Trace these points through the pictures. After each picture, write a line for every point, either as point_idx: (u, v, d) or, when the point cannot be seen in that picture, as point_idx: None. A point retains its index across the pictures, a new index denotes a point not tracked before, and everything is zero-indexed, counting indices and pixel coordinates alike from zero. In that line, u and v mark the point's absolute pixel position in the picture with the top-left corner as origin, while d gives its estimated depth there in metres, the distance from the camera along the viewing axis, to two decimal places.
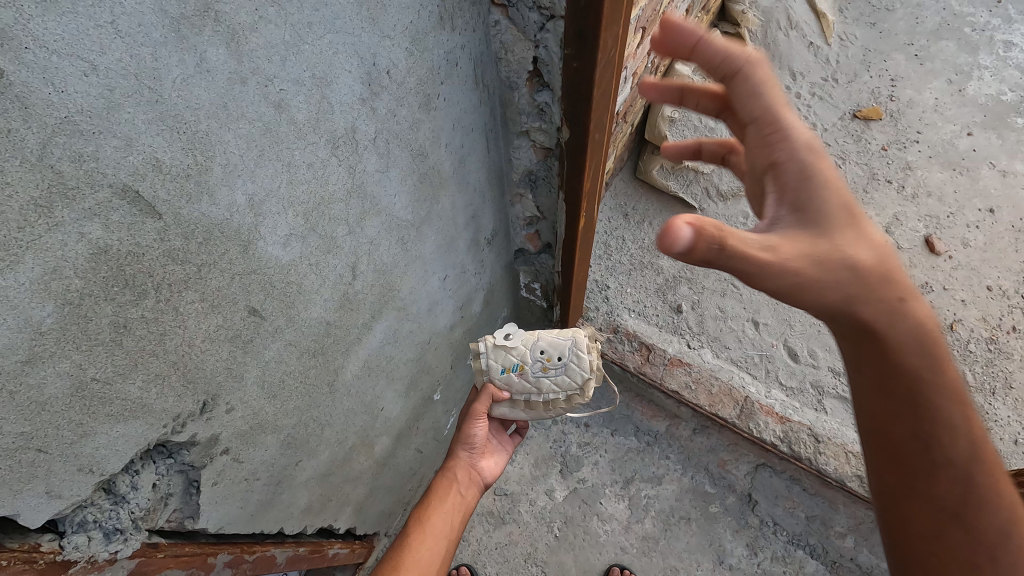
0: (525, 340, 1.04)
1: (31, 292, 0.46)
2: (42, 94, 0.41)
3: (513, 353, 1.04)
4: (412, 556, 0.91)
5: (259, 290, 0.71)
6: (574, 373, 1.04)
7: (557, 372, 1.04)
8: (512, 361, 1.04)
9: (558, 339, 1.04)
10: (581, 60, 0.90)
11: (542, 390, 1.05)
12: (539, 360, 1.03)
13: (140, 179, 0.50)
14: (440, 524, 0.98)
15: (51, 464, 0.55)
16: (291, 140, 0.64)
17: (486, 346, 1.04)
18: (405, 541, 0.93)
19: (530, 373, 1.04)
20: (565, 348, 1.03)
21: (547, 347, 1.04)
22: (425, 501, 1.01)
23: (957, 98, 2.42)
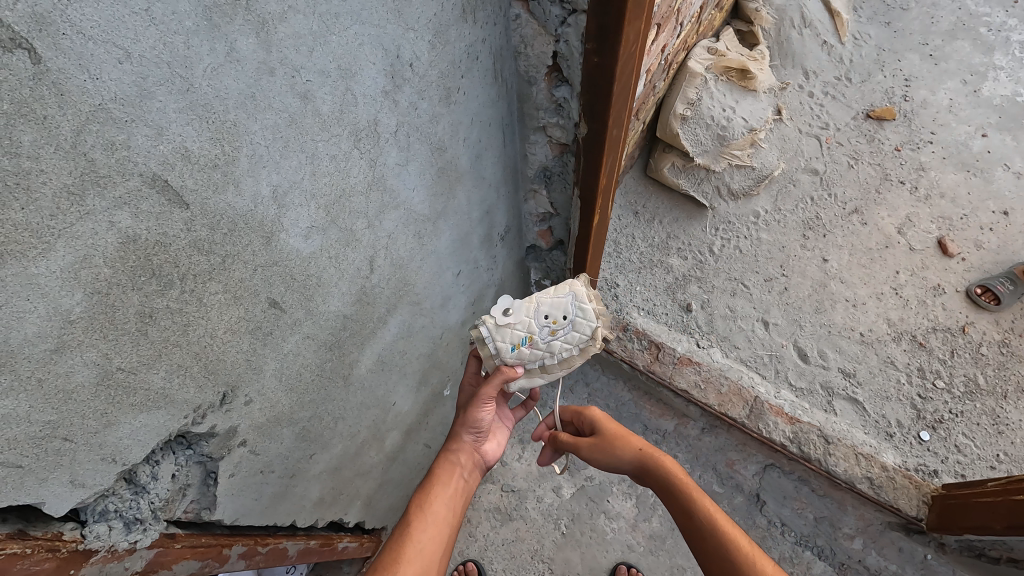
0: (526, 309, 1.04)
1: (63, 280, 0.46)
2: (78, 81, 0.41)
3: (519, 326, 1.03)
4: (415, 544, 0.88)
5: (280, 282, 0.71)
6: (585, 326, 1.04)
7: (570, 330, 1.04)
8: (519, 335, 1.03)
9: (557, 298, 1.05)
10: (602, 55, 0.89)
11: (557, 353, 1.05)
12: (546, 324, 1.03)
13: (170, 168, 0.50)
14: (442, 508, 0.95)
15: (76, 453, 0.55)
16: (315, 131, 0.64)
17: (487, 329, 1.03)
18: (407, 527, 0.90)
19: (540, 339, 1.03)
20: (566, 305, 1.04)
21: (552, 308, 1.04)
22: (428, 485, 0.98)
23: (972, 99, 2.40)
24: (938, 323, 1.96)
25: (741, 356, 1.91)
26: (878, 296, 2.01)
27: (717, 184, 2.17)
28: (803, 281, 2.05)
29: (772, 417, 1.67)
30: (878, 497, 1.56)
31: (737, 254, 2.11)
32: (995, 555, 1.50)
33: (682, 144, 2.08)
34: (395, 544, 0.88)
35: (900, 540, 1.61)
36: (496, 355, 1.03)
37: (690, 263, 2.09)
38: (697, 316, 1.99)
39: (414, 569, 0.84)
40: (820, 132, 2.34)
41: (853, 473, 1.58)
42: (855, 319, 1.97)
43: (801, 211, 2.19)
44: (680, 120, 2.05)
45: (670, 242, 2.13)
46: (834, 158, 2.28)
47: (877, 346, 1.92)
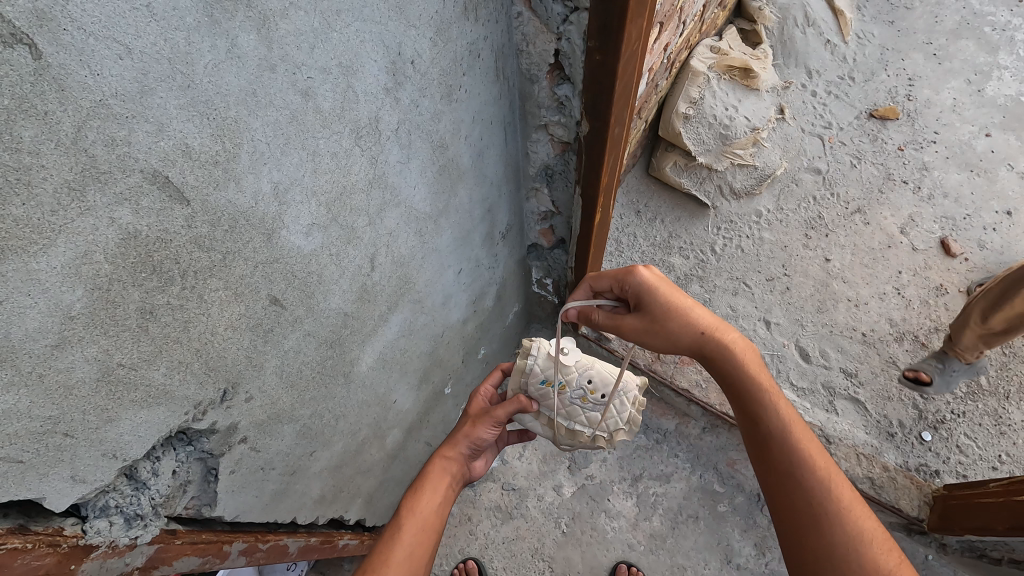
0: (581, 367, 1.06)
1: (64, 275, 0.46)
2: (79, 77, 0.41)
3: (564, 371, 1.06)
4: (403, 549, 0.85)
5: (281, 279, 0.71)
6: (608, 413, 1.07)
7: (593, 406, 1.06)
8: (555, 378, 1.06)
9: (610, 376, 1.06)
10: (604, 53, 0.88)
11: (570, 415, 1.09)
12: (584, 388, 1.06)
13: (171, 165, 0.50)
14: (432, 511, 0.92)
15: (76, 448, 0.55)
16: (316, 128, 0.64)
17: (540, 352, 1.07)
18: (398, 528, 0.88)
19: (568, 396, 1.07)
20: (612, 389, 1.06)
21: (597, 380, 1.06)
22: (419, 487, 0.95)
23: (976, 98, 2.39)
24: (940, 323, 1.95)
25: None
26: (880, 296, 2.01)
27: (719, 183, 2.16)
28: (805, 281, 2.05)
29: None
30: (878, 497, 1.56)
31: (739, 253, 2.10)
32: (996, 556, 1.49)
33: (684, 142, 2.06)
34: (381, 547, 0.85)
35: (901, 540, 1.61)
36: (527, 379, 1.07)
37: (691, 262, 2.09)
38: None
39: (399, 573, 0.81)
40: (822, 132, 2.33)
41: (854, 473, 1.58)
42: (858, 318, 1.97)
43: (803, 210, 2.18)
44: (683, 119, 2.03)
45: (672, 241, 2.13)
46: (837, 158, 2.28)
47: (879, 346, 1.92)
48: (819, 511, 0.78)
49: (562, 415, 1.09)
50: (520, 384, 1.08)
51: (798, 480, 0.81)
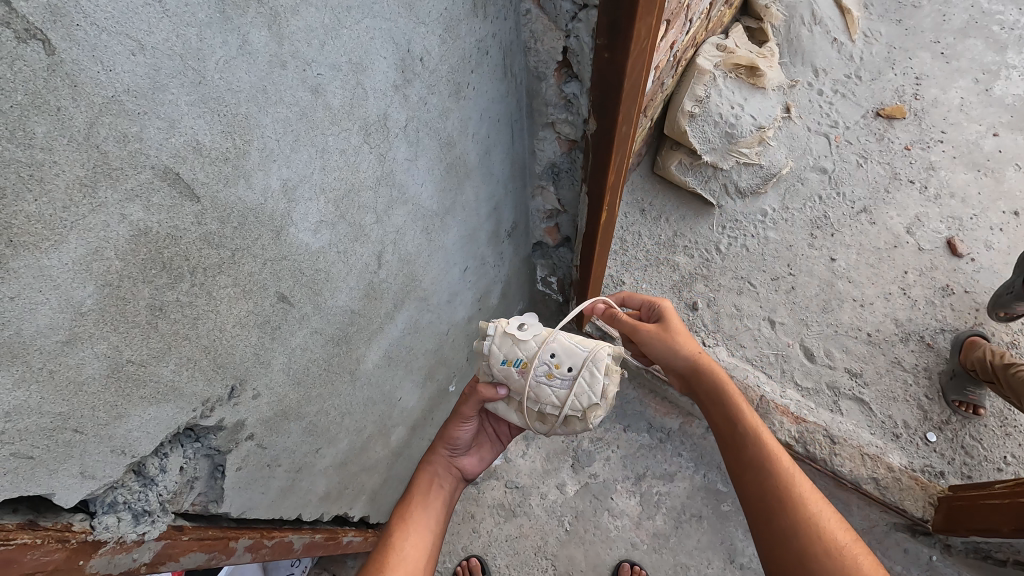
0: (539, 341, 0.96)
1: (75, 272, 0.46)
2: (91, 72, 0.40)
3: (522, 347, 0.97)
4: (397, 553, 0.90)
5: (289, 276, 0.71)
6: (577, 388, 0.94)
7: (561, 382, 0.94)
8: (516, 354, 0.97)
9: (576, 346, 0.96)
10: (613, 51, 0.87)
11: (541, 398, 0.96)
12: (545, 363, 0.95)
13: (182, 161, 0.50)
14: (423, 518, 0.97)
15: (85, 445, 0.55)
16: (326, 125, 0.64)
17: (495, 330, 0.99)
18: (391, 537, 0.93)
19: (533, 374, 0.95)
20: (578, 359, 0.94)
21: (558, 353, 0.95)
22: (407, 499, 1.00)
23: (984, 98, 2.38)
24: (946, 323, 1.94)
25: (747, 355, 1.90)
26: (885, 296, 2.00)
27: (725, 182, 2.16)
28: (810, 281, 2.04)
29: (777, 417, 1.67)
30: (883, 498, 1.55)
31: (744, 252, 2.10)
32: (1001, 557, 1.49)
33: (689, 141, 2.05)
34: (379, 554, 0.90)
35: (905, 541, 1.61)
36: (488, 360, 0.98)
37: (696, 261, 2.08)
38: (703, 315, 1.98)
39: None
40: (829, 131, 2.32)
41: (858, 474, 1.58)
42: (863, 319, 1.96)
43: (809, 210, 2.17)
44: (688, 117, 2.02)
45: (677, 240, 2.13)
46: (843, 157, 2.27)
47: (884, 346, 1.91)
48: (784, 494, 0.81)
49: (532, 398, 0.97)
50: (486, 374, 1.01)
51: (766, 468, 0.84)
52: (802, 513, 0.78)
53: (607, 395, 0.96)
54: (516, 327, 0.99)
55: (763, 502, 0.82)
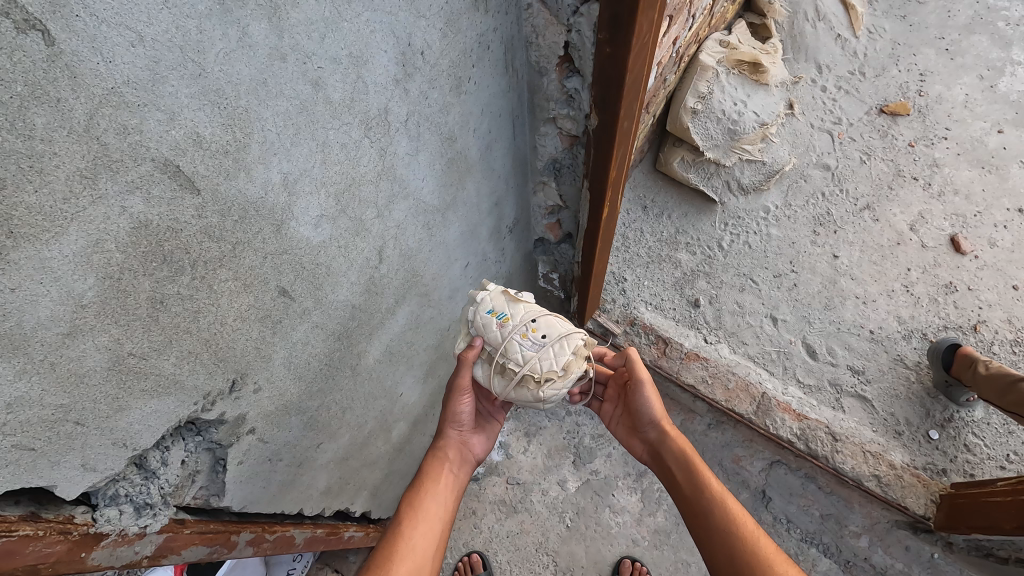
0: (528, 305, 0.98)
1: (75, 264, 0.46)
2: (91, 63, 0.40)
3: (511, 306, 0.98)
4: (406, 541, 0.89)
5: (290, 271, 0.71)
6: (544, 355, 0.94)
7: (534, 344, 0.94)
8: (504, 310, 0.97)
9: (559, 323, 0.97)
10: (614, 45, 0.87)
11: (508, 354, 0.94)
12: (526, 322, 0.95)
13: (182, 153, 0.50)
14: (433, 506, 0.97)
15: (87, 437, 0.56)
16: (326, 119, 0.64)
17: (494, 287, 1.01)
18: (400, 526, 0.92)
19: (511, 328, 0.95)
20: (556, 332, 0.95)
21: (539, 319, 0.96)
22: (416, 486, 1.00)
23: (988, 94, 2.36)
24: (949, 321, 1.94)
25: (748, 352, 1.90)
26: (888, 294, 1.99)
27: (727, 179, 2.15)
28: (813, 278, 2.03)
29: (779, 414, 1.66)
30: (885, 496, 1.55)
31: (746, 249, 2.10)
32: (1003, 555, 1.48)
33: (691, 137, 2.05)
34: (386, 543, 0.89)
35: (907, 538, 1.60)
36: (474, 308, 0.99)
37: (698, 258, 2.08)
38: (705, 312, 1.98)
39: (408, 565, 0.85)
40: (832, 127, 2.31)
41: (860, 471, 1.57)
42: (865, 316, 1.96)
43: (812, 206, 2.17)
44: (691, 113, 2.02)
45: (679, 237, 2.12)
46: (847, 154, 2.26)
47: (887, 343, 1.91)
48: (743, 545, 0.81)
49: (500, 350, 0.95)
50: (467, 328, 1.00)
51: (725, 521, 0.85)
52: (765, 561, 0.78)
53: (567, 373, 0.95)
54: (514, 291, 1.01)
55: (729, 556, 0.81)
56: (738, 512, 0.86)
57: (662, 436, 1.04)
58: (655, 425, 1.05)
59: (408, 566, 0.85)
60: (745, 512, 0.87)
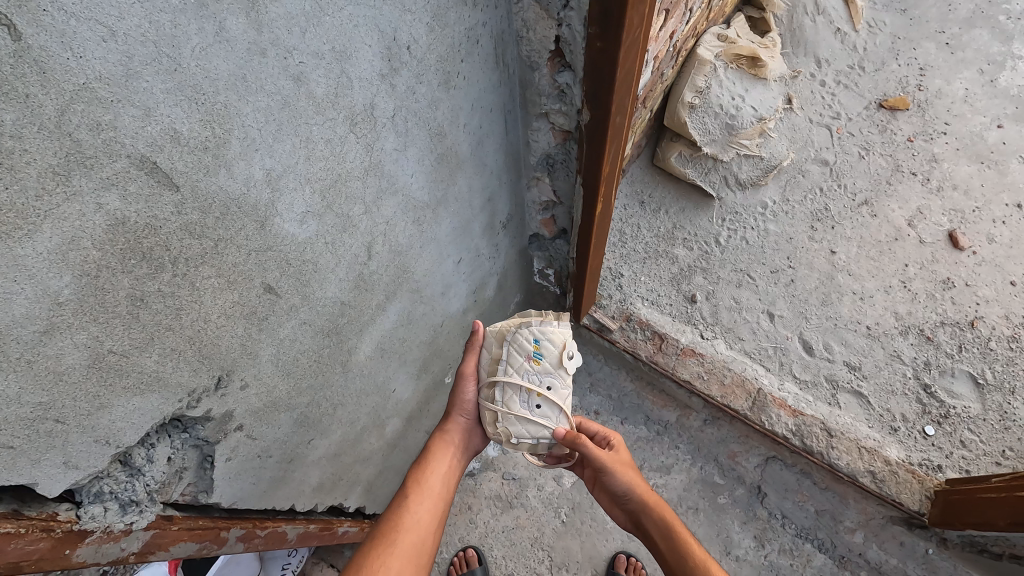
0: (560, 381, 1.00)
1: (50, 261, 0.46)
2: (61, 59, 0.40)
3: (552, 364, 1.00)
4: (411, 516, 0.90)
5: (275, 267, 0.71)
6: (517, 420, 0.99)
7: (524, 404, 0.98)
8: (544, 358, 1.00)
9: (558, 413, 1.00)
10: (605, 40, 0.86)
11: (505, 373, 0.99)
12: (541, 385, 0.99)
13: (159, 150, 0.49)
14: (437, 483, 0.98)
15: (68, 435, 0.55)
16: (310, 114, 0.63)
17: (563, 334, 1.02)
18: (405, 499, 0.93)
19: (528, 371, 0.99)
20: (543, 418, 0.99)
21: (548, 399, 0.99)
22: (422, 460, 1.00)
23: (989, 89, 2.35)
24: (947, 317, 1.93)
25: (745, 348, 1.90)
26: (885, 290, 1.98)
27: (725, 174, 2.14)
28: (810, 273, 2.03)
29: (774, 410, 1.66)
30: (880, 491, 1.54)
31: (743, 245, 2.09)
32: (997, 551, 1.49)
33: (689, 132, 2.05)
34: (391, 516, 0.91)
35: (901, 535, 1.60)
36: (528, 328, 1.01)
37: (695, 254, 2.07)
38: (702, 308, 1.97)
39: (412, 539, 0.87)
40: (831, 122, 2.29)
41: (855, 467, 1.57)
42: (862, 312, 1.95)
43: (809, 202, 2.16)
44: (688, 108, 2.01)
45: (676, 232, 2.12)
46: (845, 149, 2.25)
47: (884, 340, 1.90)
48: None
49: (504, 371, 0.99)
50: (511, 328, 1.03)
51: None
52: None
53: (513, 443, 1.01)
54: (569, 357, 1.02)
55: None
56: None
57: (643, 508, 1.01)
58: (634, 498, 1.02)
59: (411, 541, 0.87)
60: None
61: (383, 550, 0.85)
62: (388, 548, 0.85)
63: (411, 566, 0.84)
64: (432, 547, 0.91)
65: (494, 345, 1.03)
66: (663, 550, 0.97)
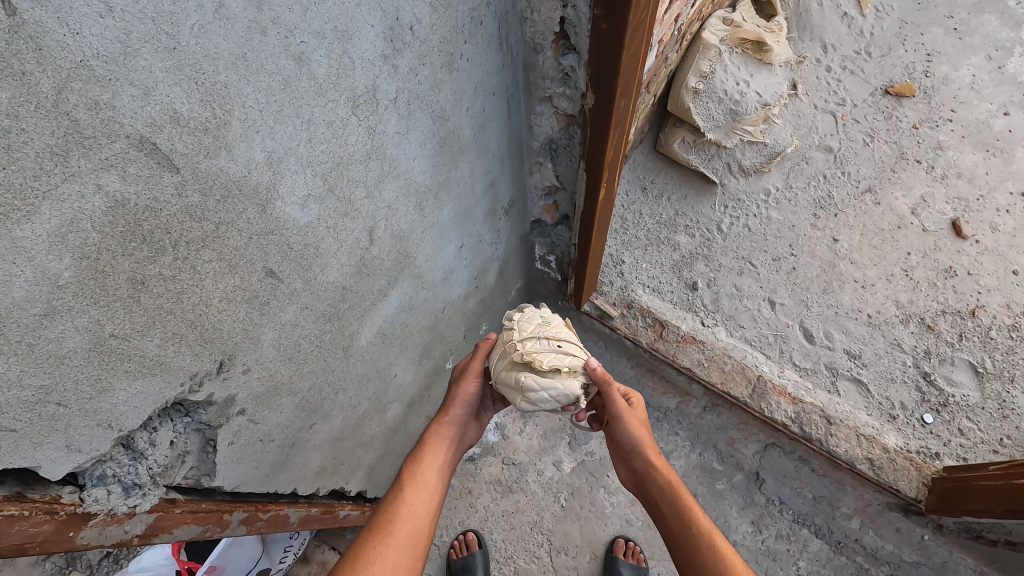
0: (570, 331, 1.02)
1: (49, 243, 0.45)
2: (57, 35, 0.39)
3: (554, 319, 1.04)
4: (407, 507, 0.91)
5: (277, 251, 0.70)
6: (546, 356, 0.95)
7: (546, 343, 0.96)
8: (546, 317, 1.04)
9: (577, 349, 0.99)
10: (610, 22, 0.84)
11: (520, 333, 0.98)
12: (555, 333, 0.99)
13: (158, 131, 0.48)
14: (432, 475, 0.97)
15: (70, 418, 0.55)
16: (311, 96, 0.62)
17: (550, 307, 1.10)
18: (401, 491, 0.93)
19: (540, 323, 1.00)
20: (568, 348, 0.97)
21: (566, 339, 0.99)
22: (418, 452, 1.00)
23: (996, 76, 2.32)
24: (948, 305, 1.92)
25: (745, 336, 1.90)
26: (887, 278, 1.98)
27: (728, 160, 2.13)
28: (812, 261, 2.02)
29: (774, 397, 1.67)
30: (877, 478, 1.56)
31: (745, 232, 2.08)
32: (993, 537, 1.51)
33: (692, 118, 2.03)
34: (387, 507, 0.91)
35: (898, 520, 1.61)
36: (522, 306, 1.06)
37: (697, 241, 2.06)
38: (703, 295, 1.97)
39: (408, 530, 0.88)
40: (836, 109, 2.27)
41: (853, 454, 1.58)
42: (864, 300, 1.95)
43: (813, 189, 2.14)
44: (692, 93, 1.99)
45: (678, 219, 2.11)
46: (850, 136, 2.22)
47: (884, 328, 1.90)
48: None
49: (518, 334, 0.98)
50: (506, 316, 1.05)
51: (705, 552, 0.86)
52: None
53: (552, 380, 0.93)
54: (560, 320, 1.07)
55: None
56: (730, 561, 0.84)
57: (647, 466, 1.01)
58: (640, 453, 1.03)
59: (408, 532, 0.87)
60: (738, 561, 0.84)
61: (378, 541, 0.85)
62: (385, 539, 0.85)
63: (407, 558, 0.84)
64: (427, 538, 0.91)
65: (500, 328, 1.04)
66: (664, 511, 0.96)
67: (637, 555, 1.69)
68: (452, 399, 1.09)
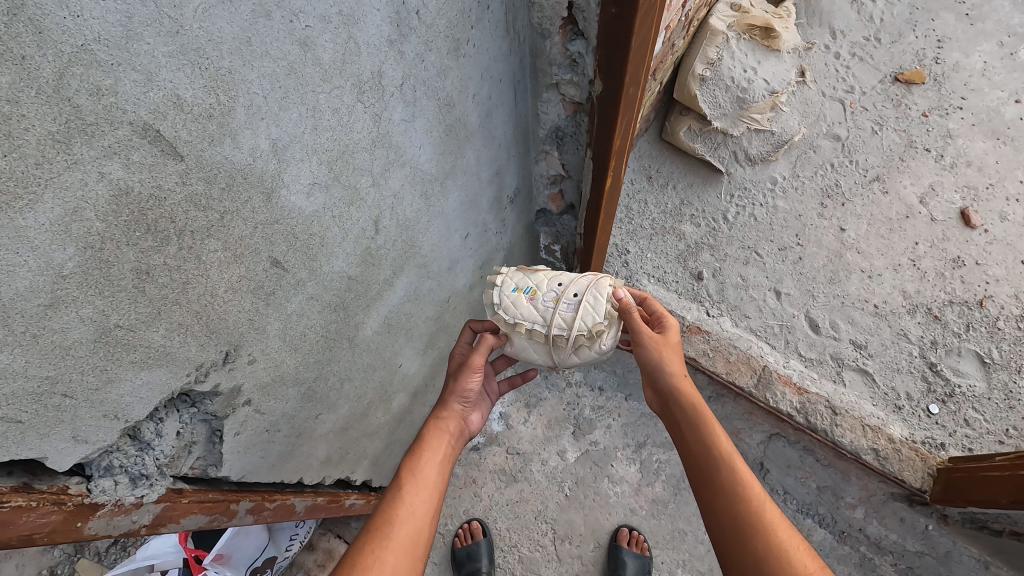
0: (559, 273, 1.07)
1: (52, 233, 0.44)
2: (57, 18, 0.38)
3: (532, 278, 1.07)
4: (406, 507, 0.89)
5: (282, 241, 0.69)
6: (586, 307, 1.01)
7: (569, 303, 1.02)
8: (528, 284, 1.06)
9: (578, 278, 1.06)
10: (620, 6, 0.82)
11: (547, 319, 1.02)
12: (554, 291, 1.04)
13: (162, 117, 0.47)
14: (432, 473, 0.96)
15: (76, 410, 0.55)
16: (317, 82, 0.61)
17: (506, 270, 1.10)
18: (399, 490, 0.91)
19: (541, 297, 1.03)
20: (581, 286, 1.04)
21: (570, 282, 1.04)
22: (416, 451, 0.99)
23: (1008, 62, 2.27)
24: (955, 296, 1.91)
25: (751, 326, 1.89)
26: (894, 268, 1.96)
27: (734, 149, 2.11)
28: (818, 251, 2.01)
29: (779, 387, 1.66)
30: (882, 468, 1.55)
31: (751, 222, 2.06)
32: (998, 527, 1.51)
33: (700, 106, 2.00)
34: (387, 506, 0.89)
35: (902, 510, 1.61)
36: (501, 299, 1.05)
37: (702, 230, 2.05)
38: (708, 285, 1.96)
39: (408, 531, 0.86)
40: (844, 96, 2.24)
41: (858, 444, 1.57)
42: (870, 290, 1.93)
43: (820, 178, 2.12)
44: (699, 81, 1.97)
45: (684, 209, 2.09)
46: (858, 124, 2.20)
47: (891, 318, 1.89)
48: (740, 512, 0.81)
49: (546, 320, 1.02)
50: (502, 320, 1.05)
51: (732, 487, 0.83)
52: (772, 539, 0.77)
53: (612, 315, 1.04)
54: (525, 268, 1.11)
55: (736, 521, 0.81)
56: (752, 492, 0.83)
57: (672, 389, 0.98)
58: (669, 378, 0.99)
59: (408, 532, 0.86)
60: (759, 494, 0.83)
61: (377, 543, 0.84)
62: (383, 540, 0.84)
63: (406, 559, 0.83)
64: (428, 537, 0.90)
65: (511, 329, 1.05)
66: (686, 435, 0.93)
67: (640, 544, 1.70)
68: (451, 393, 1.09)
